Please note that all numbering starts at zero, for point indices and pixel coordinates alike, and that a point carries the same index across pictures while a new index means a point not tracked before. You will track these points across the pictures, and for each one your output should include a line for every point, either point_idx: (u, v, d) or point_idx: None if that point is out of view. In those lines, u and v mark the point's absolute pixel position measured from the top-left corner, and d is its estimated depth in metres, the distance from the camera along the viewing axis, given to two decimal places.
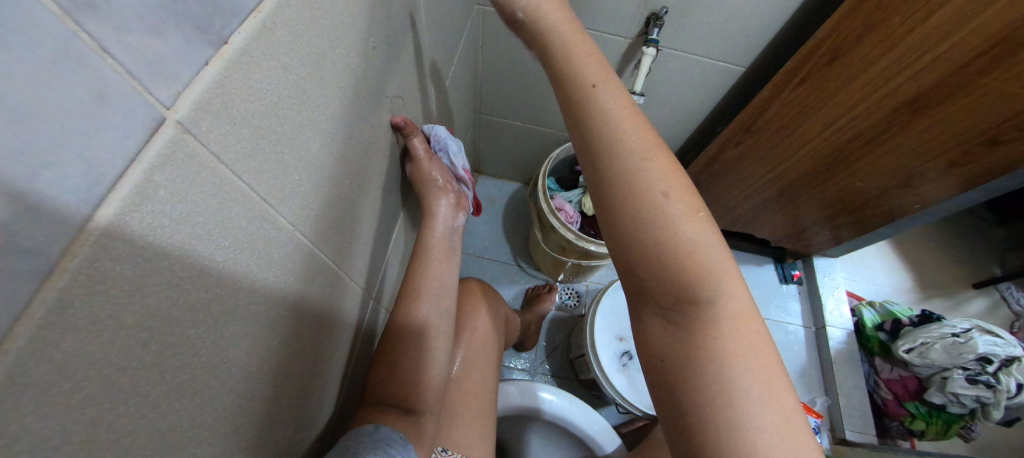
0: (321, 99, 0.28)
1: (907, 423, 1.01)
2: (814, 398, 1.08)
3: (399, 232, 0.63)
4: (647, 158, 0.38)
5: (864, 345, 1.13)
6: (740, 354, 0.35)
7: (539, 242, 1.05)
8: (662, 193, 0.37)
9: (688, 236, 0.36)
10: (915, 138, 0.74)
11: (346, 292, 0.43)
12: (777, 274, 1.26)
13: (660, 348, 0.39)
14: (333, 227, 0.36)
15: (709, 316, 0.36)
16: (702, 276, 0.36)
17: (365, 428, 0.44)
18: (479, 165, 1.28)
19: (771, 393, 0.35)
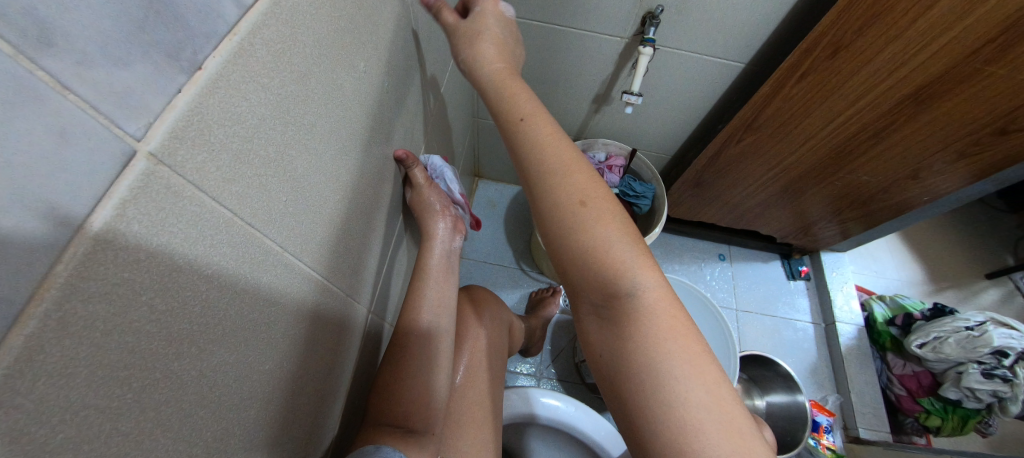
0: (307, 118, 0.28)
1: (922, 420, 0.99)
2: (825, 396, 1.06)
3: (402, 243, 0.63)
4: (563, 172, 0.44)
5: (875, 340, 1.10)
6: (665, 341, 0.39)
7: (542, 245, 1.04)
8: (581, 203, 0.42)
9: (603, 239, 0.41)
10: (919, 130, 0.73)
11: (344, 308, 0.43)
12: (784, 271, 1.24)
13: (602, 341, 0.43)
14: (327, 245, 0.36)
15: (633, 308, 0.40)
16: (623, 270, 0.41)
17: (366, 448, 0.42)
18: (479, 169, 1.27)
19: (700, 380, 0.38)
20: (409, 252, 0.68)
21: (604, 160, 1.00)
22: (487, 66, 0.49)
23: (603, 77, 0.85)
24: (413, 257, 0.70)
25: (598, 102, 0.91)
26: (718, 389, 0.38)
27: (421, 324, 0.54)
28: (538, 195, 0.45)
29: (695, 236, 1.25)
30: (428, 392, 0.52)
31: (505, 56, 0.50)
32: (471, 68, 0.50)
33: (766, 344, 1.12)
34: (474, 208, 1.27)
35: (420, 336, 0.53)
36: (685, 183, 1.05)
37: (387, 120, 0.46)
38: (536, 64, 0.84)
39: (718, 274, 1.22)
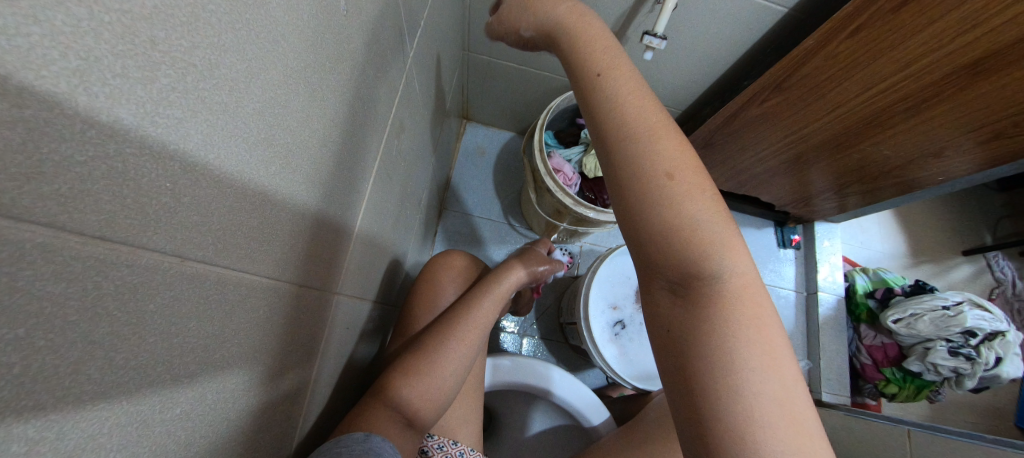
0: (200, 56, 0.16)
1: (881, 386, 1.04)
2: (796, 361, 1.10)
3: (382, 206, 0.54)
4: (656, 140, 0.40)
5: (851, 311, 1.13)
6: (744, 328, 0.35)
7: (533, 203, 0.96)
8: (669, 172, 0.38)
9: (692, 214, 0.37)
10: (966, 102, 0.65)
11: (304, 305, 0.34)
12: (775, 239, 1.21)
13: (667, 322, 0.38)
14: (273, 238, 0.27)
15: (714, 289, 0.36)
16: (706, 248, 0.37)
17: (356, 436, 0.44)
18: (467, 110, 1.13)
19: (775, 371, 0.34)
20: (390, 213, 0.60)
21: None
22: (560, 25, 0.48)
23: (621, 11, 0.70)
24: (391, 218, 0.61)
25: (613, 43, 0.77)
26: (793, 387, 0.35)
27: (469, 330, 0.61)
28: (615, 155, 0.40)
29: None
30: (446, 385, 0.57)
31: (576, 15, 0.48)
32: (545, 36, 0.50)
33: None
34: (461, 155, 1.15)
35: (467, 338, 0.60)
36: (694, 143, 0.97)
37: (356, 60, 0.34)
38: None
39: None
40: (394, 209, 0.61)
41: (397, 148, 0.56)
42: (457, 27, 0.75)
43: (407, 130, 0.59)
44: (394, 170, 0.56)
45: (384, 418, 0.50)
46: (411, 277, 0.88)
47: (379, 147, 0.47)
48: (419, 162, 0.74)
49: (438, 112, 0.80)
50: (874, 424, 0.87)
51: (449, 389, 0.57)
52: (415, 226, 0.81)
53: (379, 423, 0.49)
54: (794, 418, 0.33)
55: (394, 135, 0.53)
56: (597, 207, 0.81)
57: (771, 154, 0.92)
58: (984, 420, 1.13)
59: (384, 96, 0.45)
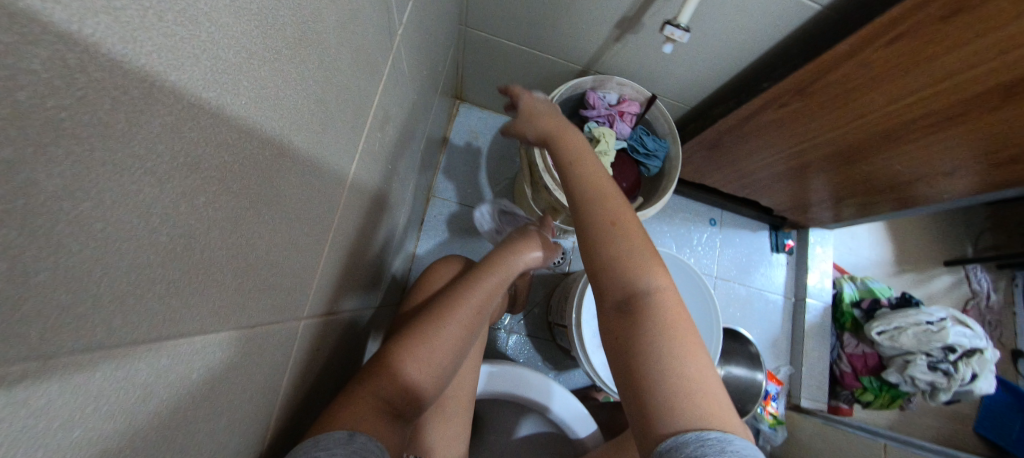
0: (86, 86, 0.10)
1: (857, 394, 1.06)
2: (779, 367, 1.10)
3: (360, 208, 0.47)
4: (604, 197, 0.49)
5: (836, 318, 1.13)
6: (673, 336, 0.39)
7: (528, 197, 0.91)
8: (612, 221, 0.46)
9: (630, 249, 0.44)
10: (973, 127, 0.63)
11: (254, 345, 0.28)
12: (769, 243, 1.18)
13: (615, 337, 0.41)
14: (212, 280, 0.20)
15: (649, 304, 0.41)
16: (638, 272, 0.43)
17: (336, 435, 0.40)
18: (460, 89, 1.04)
19: (701, 375, 0.37)
20: (372, 214, 0.53)
21: (615, 103, 0.82)
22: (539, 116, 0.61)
23: None
24: (373, 217, 0.54)
25: (629, 28, 0.69)
26: (714, 387, 0.37)
27: (465, 308, 0.55)
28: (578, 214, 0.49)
29: (690, 198, 1.14)
30: (438, 373, 0.51)
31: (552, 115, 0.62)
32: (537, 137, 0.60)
33: (736, 313, 1.12)
34: (451, 138, 1.07)
35: (463, 316, 0.55)
36: (702, 142, 0.91)
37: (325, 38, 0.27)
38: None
39: (706, 239, 1.15)
40: (376, 208, 0.54)
41: (382, 139, 0.48)
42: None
43: (395, 117, 0.51)
44: (376, 167, 0.49)
45: (370, 404, 0.45)
46: (392, 272, 0.81)
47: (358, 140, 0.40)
48: (407, 152, 0.67)
49: (430, 93, 0.72)
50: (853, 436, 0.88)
51: (442, 377, 0.52)
52: (400, 219, 0.75)
53: (367, 415, 0.44)
54: (721, 416, 0.35)
55: (378, 125, 0.45)
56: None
57: (773, 162, 0.89)
58: (944, 426, 1.18)
59: (365, 81, 0.37)
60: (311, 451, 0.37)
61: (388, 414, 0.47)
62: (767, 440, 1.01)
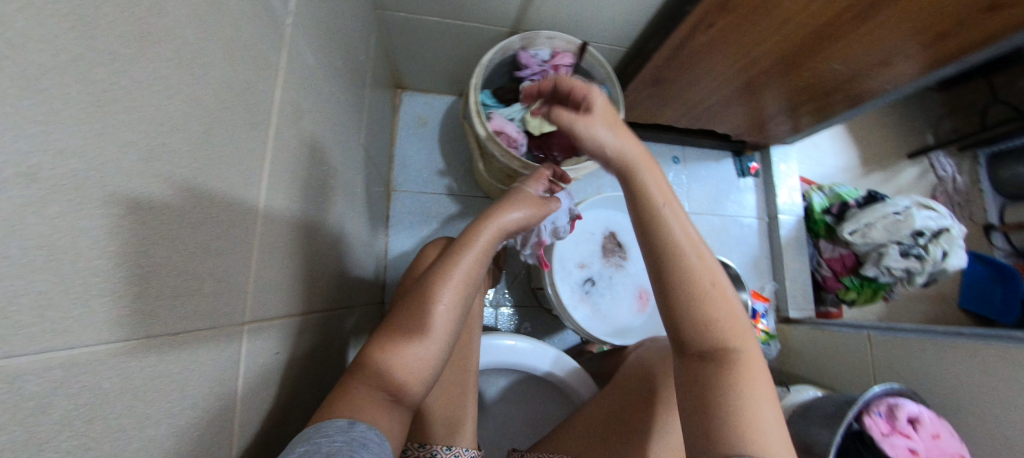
0: None
1: (841, 295, 1.10)
2: (763, 285, 1.13)
3: (291, 209, 0.46)
4: (698, 249, 0.48)
5: (811, 229, 1.16)
6: (752, 389, 0.42)
7: (479, 169, 0.87)
8: (711, 280, 0.47)
9: (720, 311, 0.46)
10: (898, 14, 0.64)
11: (174, 351, 0.28)
12: (734, 169, 1.19)
13: (696, 383, 0.44)
14: (71, 284, 0.20)
15: (734, 359, 0.44)
16: (726, 331, 0.46)
17: (338, 424, 0.40)
18: (398, 78, 1.01)
19: (776, 427, 0.40)
20: (311, 214, 0.52)
21: (548, 58, 0.80)
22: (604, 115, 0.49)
23: None
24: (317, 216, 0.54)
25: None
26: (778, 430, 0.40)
27: (456, 278, 0.52)
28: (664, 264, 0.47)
29: (648, 140, 1.14)
30: (431, 359, 0.49)
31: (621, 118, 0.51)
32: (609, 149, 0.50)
33: (713, 243, 1.14)
34: (399, 129, 1.05)
35: (452, 287, 0.52)
36: (643, 81, 0.90)
37: (170, 35, 0.26)
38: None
39: (671, 178, 1.15)
40: (314, 208, 0.54)
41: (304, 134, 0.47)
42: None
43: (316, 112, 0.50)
44: (301, 165, 0.48)
45: (366, 395, 0.45)
46: (364, 270, 0.81)
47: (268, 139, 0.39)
48: (345, 148, 0.65)
49: (359, 83, 0.70)
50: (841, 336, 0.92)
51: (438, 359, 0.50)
52: (357, 217, 0.74)
53: (365, 402, 0.44)
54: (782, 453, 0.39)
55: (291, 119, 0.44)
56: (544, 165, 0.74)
57: (717, 88, 0.90)
58: (930, 309, 1.22)
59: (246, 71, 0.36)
60: (312, 438, 0.38)
61: (391, 401, 0.46)
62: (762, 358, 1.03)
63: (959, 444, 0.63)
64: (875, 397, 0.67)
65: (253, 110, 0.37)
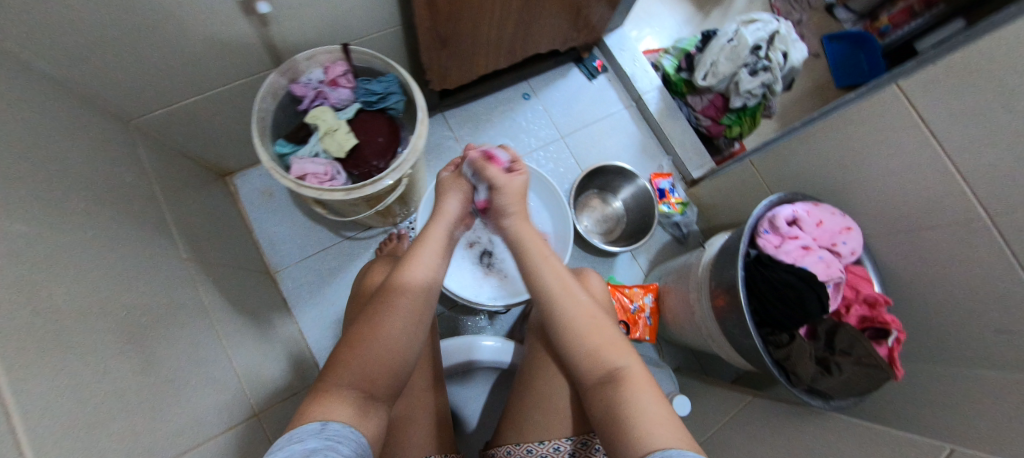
0: None
1: (727, 135, 1.13)
2: (661, 164, 1.16)
3: (110, 360, 0.45)
4: (575, 292, 0.56)
5: (676, 91, 1.17)
6: (643, 392, 0.46)
7: (326, 215, 0.82)
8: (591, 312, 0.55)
9: (604, 334, 0.53)
10: None
11: None
12: (584, 75, 1.19)
13: (600, 409, 0.47)
14: None
15: (625, 373, 0.48)
16: (612, 349, 0.51)
17: (312, 426, 0.37)
18: (218, 165, 0.97)
19: (667, 417, 0.44)
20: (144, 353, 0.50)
21: (324, 76, 0.74)
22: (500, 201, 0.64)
23: None
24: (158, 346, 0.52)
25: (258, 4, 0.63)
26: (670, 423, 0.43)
27: (416, 287, 0.53)
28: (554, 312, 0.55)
29: (491, 92, 1.12)
30: (406, 342, 0.49)
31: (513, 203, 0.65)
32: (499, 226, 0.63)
33: (598, 152, 1.15)
34: (252, 210, 1.01)
35: (413, 302, 0.52)
36: (431, 46, 0.81)
37: None
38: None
39: (531, 115, 1.15)
40: (148, 345, 0.52)
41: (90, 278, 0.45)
42: (66, 103, 0.58)
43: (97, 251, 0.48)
44: (96, 316, 0.46)
45: (338, 399, 0.42)
46: (275, 362, 0.79)
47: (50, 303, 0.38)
48: (162, 268, 0.62)
49: (145, 202, 0.66)
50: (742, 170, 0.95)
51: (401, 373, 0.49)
52: (230, 321, 0.72)
53: (336, 406, 0.41)
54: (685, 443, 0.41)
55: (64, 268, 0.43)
56: (349, 185, 0.68)
57: (501, 25, 0.84)
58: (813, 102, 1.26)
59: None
60: (284, 445, 0.34)
61: (361, 408, 0.43)
62: (688, 225, 1.09)
63: (844, 219, 0.65)
64: (761, 217, 0.67)
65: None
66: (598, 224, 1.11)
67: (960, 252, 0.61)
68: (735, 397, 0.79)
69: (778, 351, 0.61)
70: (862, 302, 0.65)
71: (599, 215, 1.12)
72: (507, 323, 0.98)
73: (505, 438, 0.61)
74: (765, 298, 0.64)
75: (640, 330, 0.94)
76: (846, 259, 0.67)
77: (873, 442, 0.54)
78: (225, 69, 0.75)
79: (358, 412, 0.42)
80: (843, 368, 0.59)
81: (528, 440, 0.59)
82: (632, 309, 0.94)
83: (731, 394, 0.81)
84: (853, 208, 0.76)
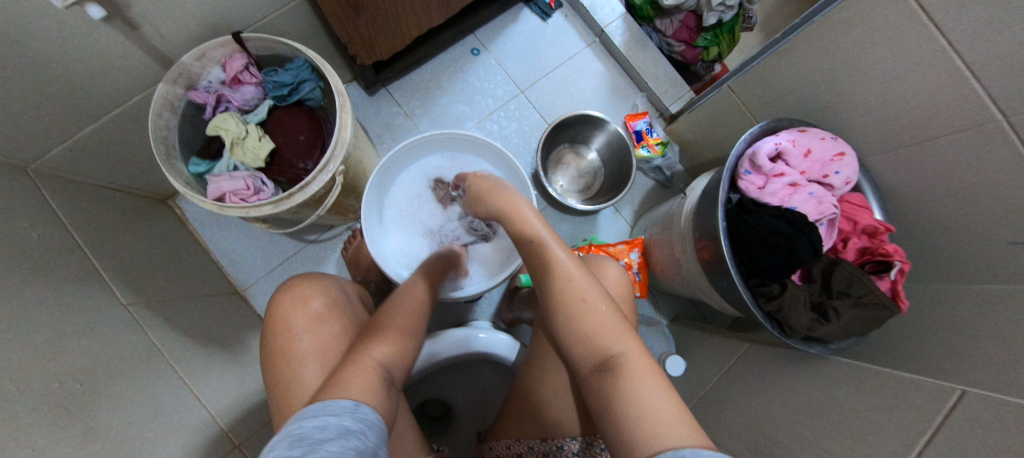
0: None
1: (705, 59, 1.03)
2: (635, 103, 1.05)
3: (69, 432, 0.42)
4: (568, 272, 0.52)
5: (641, 18, 1.04)
6: (642, 380, 0.42)
7: (272, 229, 0.75)
8: (580, 297, 0.50)
9: (600, 319, 0.48)
10: None
11: None
12: (536, 16, 1.05)
13: (599, 401, 0.44)
14: None
15: (622, 361, 0.44)
16: (609, 338, 0.47)
17: (321, 403, 0.34)
18: (152, 190, 0.89)
19: (670, 404, 0.39)
20: (102, 418, 0.47)
21: (224, 75, 0.64)
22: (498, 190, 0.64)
23: None
24: (109, 405, 0.49)
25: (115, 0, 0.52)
26: (671, 413, 0.38)
27: (413, 297, 0.55)
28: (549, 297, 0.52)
29: (434, 54, 0.99)
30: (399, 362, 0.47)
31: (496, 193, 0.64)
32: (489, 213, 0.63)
33: (564, 103, 1.04)
34: (204, 232, 0.95)
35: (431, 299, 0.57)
36: (341, 15, 0.68)
37: None
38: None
39: (484, 73, 1.02)
40: (108, 404, 0.49)
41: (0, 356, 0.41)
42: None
43: (6, 325, 0.44)
44: (45, 392, 0.43)
45: (373, 363, 0.43)
46: (255, 387, 0.78)
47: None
48: (102, 320, 0.58)
49: (67, 252, 0.61)
50: (722, 99, 0.85)
51: (408, 362, 0.49)
52: (196, 358, 0.69)
53: (370, 381, 0.41)
54: (687, 436, 0.36)
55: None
56: (277, 195, 0.61)
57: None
58: (800, 2, 1.10)
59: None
60: (317, 414, 0.33)
61: (387, 384, 0.43)
62: (670, 168, 1.01)
63: (837, 143, 0.57)
64: (741, 156, 0.58)
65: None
66: (574, 182, 1.03)
67: (968, 160, 0.53)
68: (730, 346, 0.76)
69: (768, 303, 0.55)
70: (861, 233, 0.59)
71: (574, 171, 1.03)
72: (494, 302, 0.94)
73: (505, 432, 0.60)
74: (750, 247, 0.56)
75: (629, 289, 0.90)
76: (840, 188, 0.59)
77: (874, 383, 0.51)
78: (113, 84, 0.65)
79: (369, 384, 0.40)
80: (841, 314, 0.53)
81: (529, 436, 0.57)
82: None
83: (726, 342, 0.78)
84: (845, 125, 0.67)
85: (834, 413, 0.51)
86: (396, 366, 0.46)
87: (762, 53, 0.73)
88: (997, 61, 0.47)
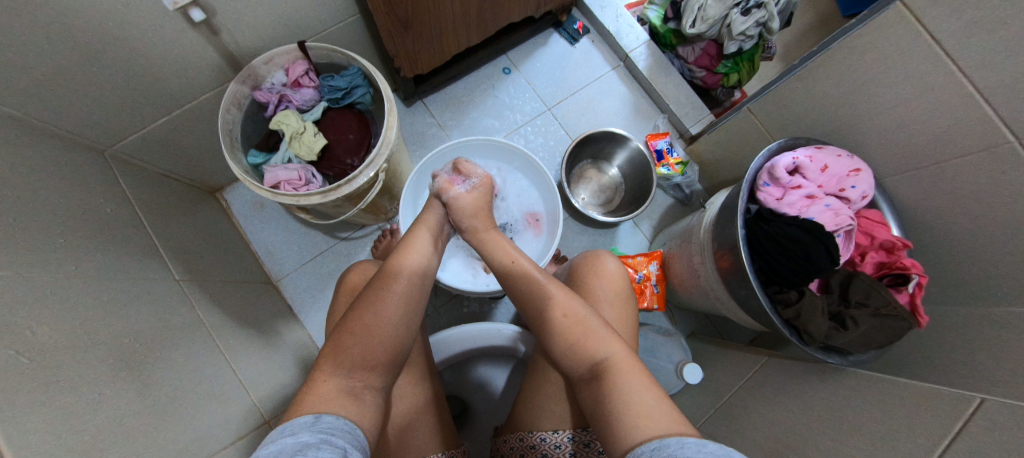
0: None
1: (724, 84, 1.08)
2: (656, 124, 1.10)
3: (132, 380, 0.47)
4: (547, 286, 0.55)
5: (664, 44, 1.11)
6: (627, 379, 0.43)
7: (313, 220, 0.80)
8: (563, 311, 0.52)
9: (584, 324, 0.50)
10: None
11: None
12: (565, 41, 1.13)
13: (592, 406, 0.45)
14: None
15: (608, 365, 0.46)
16: (594, 344, 0.48)
17: (301, 422, 0.33)
18: (206, 182, 0.97)
19: (657, 399, 0.40)
20: (160, 373, 0.52)
21: (286, 79, 0.72)
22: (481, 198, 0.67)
23: None
24: (164, 366, 0.53)
25: (206, 8, 0.60)
26: (657, 406, 0.40)
27: (408, 271, 0.50)
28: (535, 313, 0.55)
29: (469, 71, 1.07)
30: (391, 346, 0.45)
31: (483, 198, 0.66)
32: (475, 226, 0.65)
33: (588, 121, 1.10)
34: (245, 224, 1.02)
35: (406, 291, 0.48)
36: (393, 31, 0.76)
37: None
38: (48, 25, 0.50)
39: (514, 90, 1.09)
40: (163, 364, 0.53)
41: (82, 308, 0.46)
42: (53, 139, 0.59)
43: (86, 283, 0.49)
44: (114, 342, 0.48)
45: (333, 385, 0.39)
46: (284, 371, 0.82)
47: (52, 331, 0.40)
48: (161, 290, 0.64)
49: (135, 228, 0.67)
50: (741, 120, 0.89)
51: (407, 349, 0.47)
52: (235, 335, 0.74)
53: (332, 400, 0.37)
54: (676, 425, 0.37)
55: (66, 299, 0.44)
56: (326, 187, 0.66)
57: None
58: (819, 35, 1.15)
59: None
60: (277, 439, 0.30)
61: (358, 396, 0.40)
62: (689, 186, 1.04)
63: (852, 160, 0.60)
64: (759, 169, 0.62)
65: (20, 325, 0.36)
66: (595, 196, 1.07)
67: (983, 181, 0.56)
68: (747, 359, 0.77)
69: (786, 309, 0.57)
70: (878, 249, 0.60)
71: (595, 185, 1.07)
72: (513, 306, 0.96)
73: (518, 425, 0.61)
74: (770, 256, 0.59)
75: (647, 300, 0.91)
76: (855, 203, 0.62)
77: (895, 393, 0.51)
78: (189, 84, 0.74)
79: (352, 403, 0.39)
80: (860, 322, 0.54)
81: (539, 427, 0.58)
82: (637, 280, 0.91)
83: (743, 356, 0.78)
84: (863, 147, 0.70)
85: (854, 422, 0.51)
86: (367, 372, 0.42)
87: (781, 78, 0.77)
88: (1007, 86, 0.50)
